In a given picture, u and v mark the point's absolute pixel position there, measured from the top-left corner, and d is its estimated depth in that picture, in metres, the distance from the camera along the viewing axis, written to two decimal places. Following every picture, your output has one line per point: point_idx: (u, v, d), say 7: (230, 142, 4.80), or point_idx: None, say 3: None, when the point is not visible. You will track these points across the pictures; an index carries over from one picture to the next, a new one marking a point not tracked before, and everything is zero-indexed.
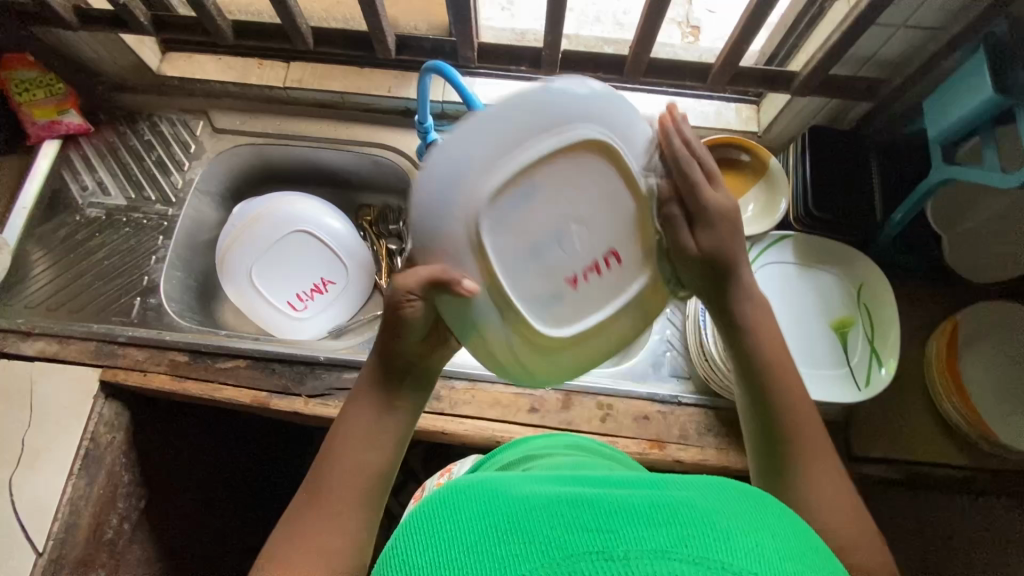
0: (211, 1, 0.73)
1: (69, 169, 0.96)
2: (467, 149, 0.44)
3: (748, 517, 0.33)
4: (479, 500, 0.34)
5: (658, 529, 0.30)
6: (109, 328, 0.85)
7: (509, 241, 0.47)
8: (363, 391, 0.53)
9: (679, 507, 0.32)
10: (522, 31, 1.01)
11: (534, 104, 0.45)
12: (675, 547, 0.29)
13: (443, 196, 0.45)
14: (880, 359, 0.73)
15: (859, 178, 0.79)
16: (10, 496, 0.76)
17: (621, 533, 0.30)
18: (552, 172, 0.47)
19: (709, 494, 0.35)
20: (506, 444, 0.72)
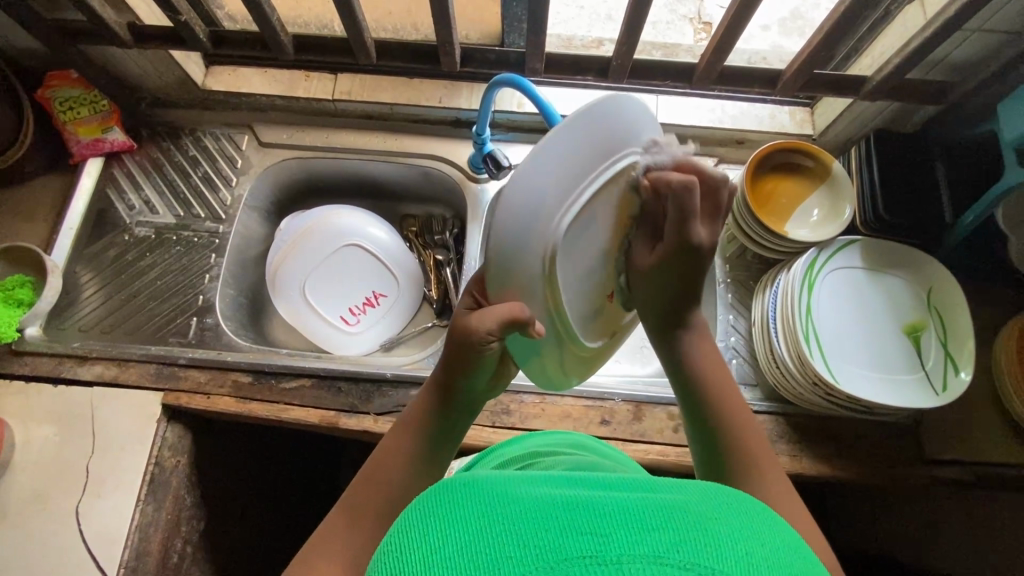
0: (275, 16, 0.71)
1: (114, 188, 0.94)
2: (548, 178, 0.40)
3: (747, 522, 0.31)
4: (466, 494, 0.32)
5: (651, 534, 0.28)
6: (168, 350, 0.84)
7: (569, 267, 0.47)
8: (421, 417, 0.55)
9: (676, 508, 0.31)
10: (568, 36, 1.00)
11: (601, 126, 0.41)
12: (669, 552, 0.28)
13: (524, 225, 0.41)
14: (956, 364, 0.73)
15: (925, 180, 0.79)
16: (81, 525, 0.75)
17: (612, 538, 0.28)
18: (607, 197, 0.46)
19: (707, 494, 0.33)
20: (500, 443, 0.72)
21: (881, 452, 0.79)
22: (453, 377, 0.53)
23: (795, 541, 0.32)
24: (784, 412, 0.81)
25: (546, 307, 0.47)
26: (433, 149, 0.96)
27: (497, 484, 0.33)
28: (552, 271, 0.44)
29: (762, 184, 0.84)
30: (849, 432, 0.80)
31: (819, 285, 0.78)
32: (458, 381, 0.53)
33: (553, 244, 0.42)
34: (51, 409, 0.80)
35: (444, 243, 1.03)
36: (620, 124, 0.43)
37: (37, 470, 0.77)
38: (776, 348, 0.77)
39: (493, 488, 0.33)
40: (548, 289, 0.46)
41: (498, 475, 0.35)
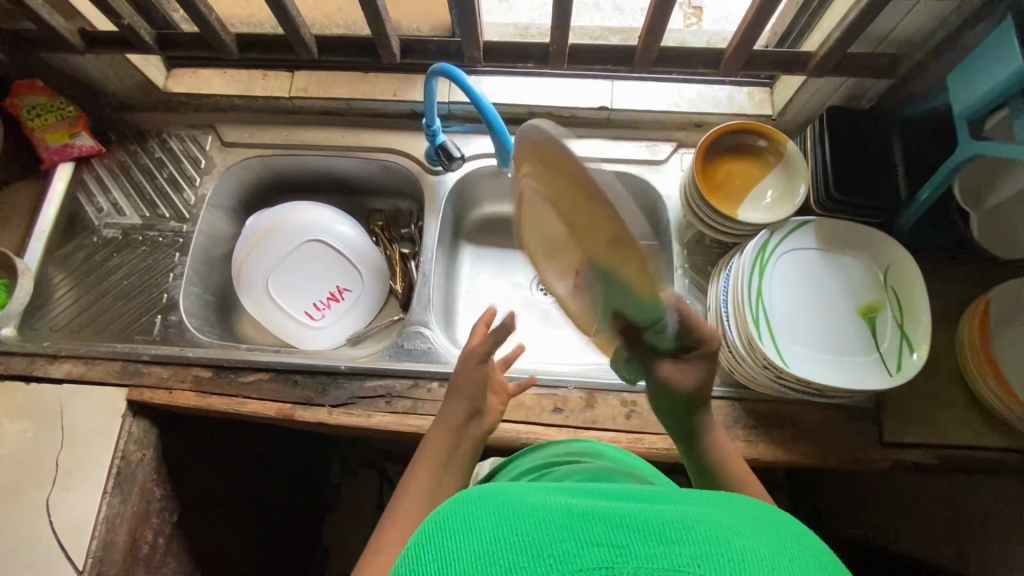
0: (213, 15, 0.72)
1: (83, 192, 0.97)
2: None
3: (773, 531, 0.31)
4: (489, 503, 0.33)
5: (672, 547, 0.29)
6: (132, 347, 0.86)
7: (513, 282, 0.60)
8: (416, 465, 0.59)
9: (697, 520, 0.31)
10: (524, 25, 0.99)
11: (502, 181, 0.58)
12: (688, 565, 0.29)
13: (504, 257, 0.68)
14: (911, 344, 0.71)
15: (882, 157, 0.77)
16: (49, 517, 0.78)
17: (633, 550, 0.29)
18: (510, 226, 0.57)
19: (733, 507, 0.34)
20: (513, 453, 0.74)
21: (840, 436, 0.77)
22: (449, 411, 0.64)
23: (827, 552, 0.32)
24: (742, 397, 0.79)
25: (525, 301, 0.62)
26: (391, 143, 0.96)
27: (519, 496, 0.34)
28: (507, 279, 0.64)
29: (716, 168, 0.82)
30: (807, 416, 0.78)
31: (771, 268, 0.76)
32: (453, 415, 0.63)
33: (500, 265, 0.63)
34: (22, 406, 0.83)
35: (410, 237, 1.04)
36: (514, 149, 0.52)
37: (8, 465, 0.80)
38: (728, 332, 0.76)
39: (516, 498, 0.34)
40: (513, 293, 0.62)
41: (522, 488, 0.36)
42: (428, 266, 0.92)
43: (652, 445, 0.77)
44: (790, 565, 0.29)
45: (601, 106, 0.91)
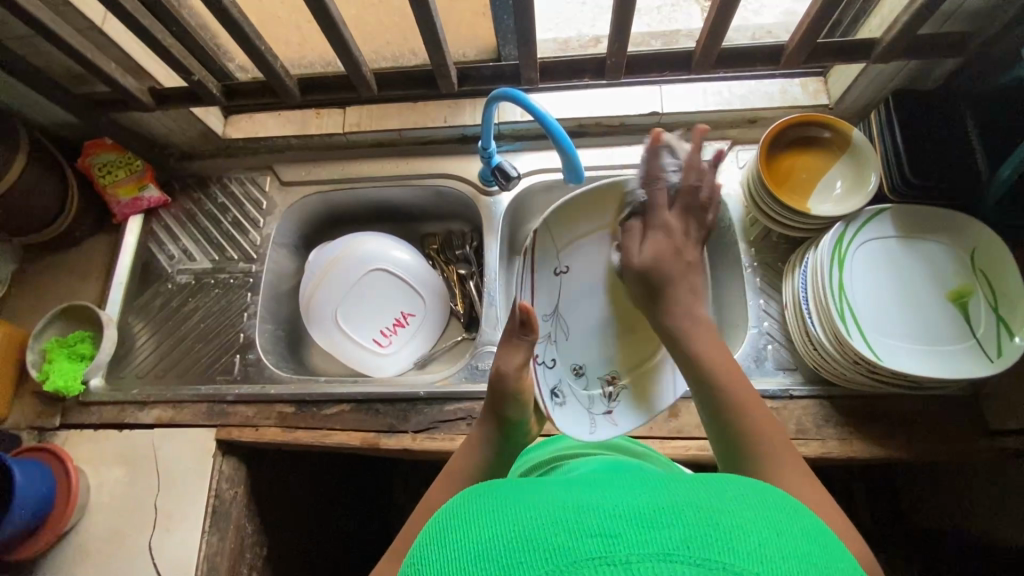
0: (278, 64, 0.75)
1: (154, 241, 1.00)
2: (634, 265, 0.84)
3: (759, 512, 0.31)
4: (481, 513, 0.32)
5: (659, 530, 0.28)
6: (216, 389, 0.89)
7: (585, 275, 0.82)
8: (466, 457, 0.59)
9: (683, 502, 0.30)
10: (564, 39, 1.00)
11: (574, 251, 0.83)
12: (677, 548, 0.28)
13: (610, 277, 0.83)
14: (1010, 328, 0.68)
15: (954, 138, 0.75)
16: (154, 559, 0.80)
17: (622, 537, 0.28)
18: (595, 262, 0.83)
19: (719, 487, 0.33)
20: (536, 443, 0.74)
21: (937, 427, 0.75)
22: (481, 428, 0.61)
23: (808, 526, 0.32)
24: (830, 395, 0.78)
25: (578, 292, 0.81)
26: (444, 168, 0.98)
27: (512, 500, 0.33)
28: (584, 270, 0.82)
29: (780, 162, 0.81)
30: (902, 409, 0.76)
31: (850, 259, 0.75)
32: (490, 437, 0.60)
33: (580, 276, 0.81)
34: (118, 453, 0.86)
35: (466, 257, 1.05)
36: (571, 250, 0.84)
37: (111, 510, 0.83)
38: (813, 329, 0.74)
39: (505, 503, 0.33)
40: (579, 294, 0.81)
41: (510, 489, 0.35)
42: (554, 268, 0.82)
43: None
44: (774, 545, 0.29)
45: (652, 112, 0.91)
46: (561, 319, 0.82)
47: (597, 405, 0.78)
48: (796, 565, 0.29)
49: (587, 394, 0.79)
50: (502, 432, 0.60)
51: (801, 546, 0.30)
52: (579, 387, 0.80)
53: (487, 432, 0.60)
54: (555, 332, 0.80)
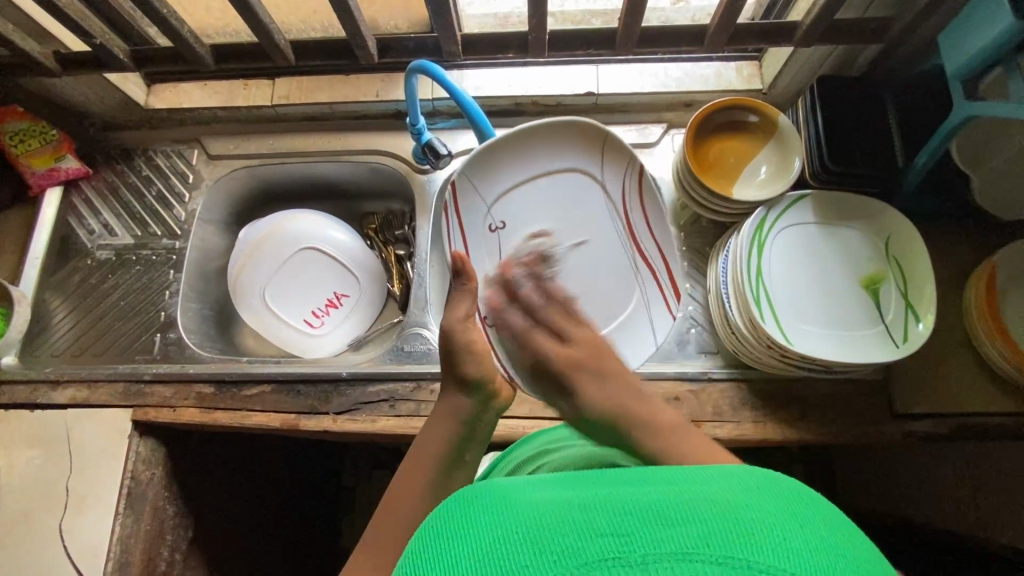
0: (184, 29, 0.71)
1: (74, 215, 0.96)
2: (558, 195, 0.82)
3: (774, 503, 0.30)
4: (491, 519, 0.30)
5: (676, 529, 0.27)
6: (134, 368, 0.86)
7: (525, 217, 0.82)
8: (435, 429, 0.56)
9: (704, 498, 0.29)
10: (504, 14, 0.97)
11: (525, 202, 0.82)
12: (696, 547, 0.26)
13: (551, 201, 0.82)
14: (917, 313, 0.70)
15: (877, 124, 0.75)
16: (63, 541, 0.78)
17: (639, 537, 0.27)
18: (536, 193, 0.82)
19: (732, 477, 0.32)
20: (519, 440, 0.71)
21: (849, 411, 0.77)
22: (456, 401, 0.58)
23: (828, 514, 0.31)
24: (746, 378, 0.78)
25: (530, 232, 0.82)
26: (378, 145, 0.95)
27: (528, 501, 0.32)
28: (509, 193, 0.81)
29: (707, 146, 0.81)
30: (815, 392, 0.77)
31: (770, 245, 0.75)
32: (465, 408, 0.58)
33: (511, 212, 0.82)
34: (28, 434, 0.83)
35: (405, 237, 1.03)
36: (516, 202, 0.82)
37: (19, 493, 0.80)
38: (731, 314, 0.74)
39: (512, 507, 0.31)
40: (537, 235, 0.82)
41: (521, 489, 0.34)
42: (487, 225, 0.81)
43: None
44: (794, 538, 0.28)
45: (587, 92, 0.89)
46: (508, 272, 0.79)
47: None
48: (817, 557, 0.28)
49: None
50: (477, 405, 0.59)
51: (820, 537, 0.29)
52: None
53: (464, 403, 0.58)
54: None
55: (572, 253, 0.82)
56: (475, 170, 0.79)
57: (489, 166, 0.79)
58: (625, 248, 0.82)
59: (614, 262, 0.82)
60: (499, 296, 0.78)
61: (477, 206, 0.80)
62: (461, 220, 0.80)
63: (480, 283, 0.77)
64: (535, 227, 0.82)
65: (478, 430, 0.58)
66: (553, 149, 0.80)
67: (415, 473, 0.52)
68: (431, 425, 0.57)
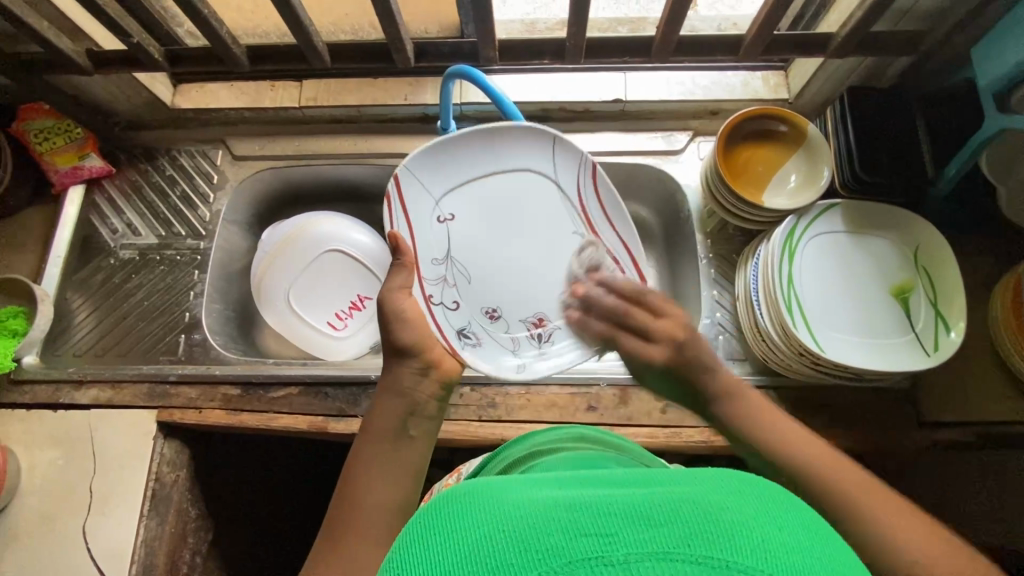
0: (223, 30, 0.71)
1: (96, 213, 0.96)
2: (516, 190, 0.77)
3: (764, 509, 0.27)
4: (464, 514, 0.27)
5: (660, 528, 0.24)
6: (158, 369, 0.86)
7: (475, 212, 0.77)
8: (381, 406, 0.57)
9: (690, 498, 0.26)
10: (532, 21, 0.98)
11: (477, 195, 0.76)
12: (678, 546, 0.23)
13: (508, 194, 0.77)
14: (947, 322, 0.71)
15: (906, 134, 0.76)
16: (86, 544, 0.77)
17: (621, 534, 0.24)
18: (490, 186, 0.77)
19: (718, 483, 0.29)
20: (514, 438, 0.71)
21: (877, 418, 0.77)
22: (396, 372, 0.59)
23: (813, 522, 0.27)
24: (775, 385, 0.79)
25: (481, 225, 0.77)
26: (405, 149, 0.95)
27: (507, 496, 0.29)
28: (461, 185, 0.76)
29: (735, 154, 0.82)
30: (843, 400, 0.78)
31: (800, 253, 0.76)
32: (402, 377, 0.59)
33: (463, 203, 0.76)
34: (51, 434, 0.82)
35: None
36: (467, 194, 0.76)
37: (41, 494, 0.79)
38: (761, 322, 0.75)
39: (487, 501, 0.28)
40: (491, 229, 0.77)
41: (501, 484, 0.31)
42: (435, 217, 0.75)
43: (689, 438, 0.77)
44: (778, 540, 0.25)
45: (615, 99, 0.90)
46: (460, 263, 0.76)
47: (524, 346, 0.77)
48: (811, 566, 0.24)
49: (509, 337, 0.77)
50: (416, 376, 0.60)
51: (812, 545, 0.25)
52: (498, 330, 0.77)
53: (403, 371, 0.59)
54: (453, 276, 0.76)
55: (529, 248, 0.78)
56: (423, 162, 0.72)
57: (440, 155, 0.73)
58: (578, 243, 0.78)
59: (567, 258, 0.78)
60: (451, 288, 0.75)
61: (426, 196, 0.74)
62: (405, 207, 0.73)
63: (428, 274, 0.74)
64: (485, 220, 0.77)
65: (420, 403, 0.58)
66: (511, 139, 0.75)
67: (364, 457, 0.53)
68: (377, 404, 0.57)
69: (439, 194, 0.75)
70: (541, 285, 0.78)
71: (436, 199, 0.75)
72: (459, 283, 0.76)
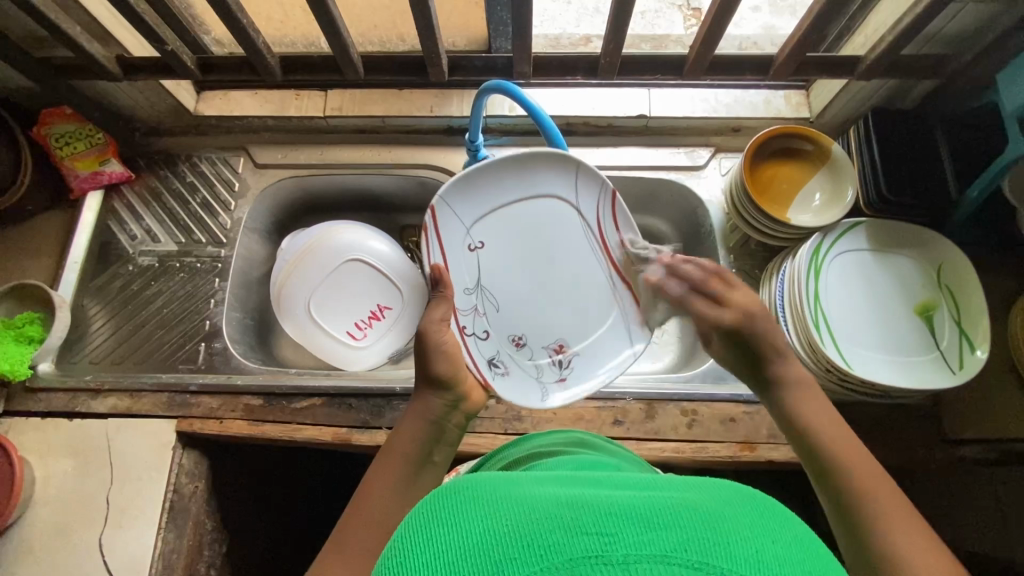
0: (259, 39, 0.72)
1: (115, 219, 0.95)
2: (544, 217, 0.75)
3: (762, 520, 0.27)
4: (470, 501, 0.28)
5: (657, 532, 0.24)
6: (178, 378, 0.85)
7: (504, 239, 0.75)
8: (408, 426, 0.56)
9: (691, 505, 0.26)
10: (555, 36, 0.99)
11: (506, 222, 0.75)
12: (672, 550, 0.23)
13: (537, 222, 0.75)
14: (972, 341, 0.72)
15: (929, 155, 0.78)
16: (104, 556, 0.75)
17: (621, 535, 0.24)
18: (520, 212, 0.75)
19: (722, 492, 0.28)
20: (505, 443, 0.70)
21: (900, 435, 0.78)
22: (426, 401, 0.58)
23: (810, 540, 0.27)
24: None
25: (509, 253, 0.76)
26: (430, 160, 0.95)
27: (513, 488, 0.29)
28: (491, 212, 0.74)
29: (761, 173, 0.83)
30: (868, 416, 0.79)
31: (825, 270, 0.77)
32: (433, 407, 0.58)
33: (492, 231, 0.75)
34: (68, 444, 0.80)
35: None
36: (497, 220, 0.74)
37: (58, 505, 0.78)
38: (787, 338, 0.76)
39: (492, 491, 0.28)
40: (518, 257, 0.76)
41: (509, 477, 0.31)
42: (465, 245, 0.74)
43: (716, 453, 0.77)
44: (772, 552, 0.25)
45: (640, 115, 0.91)
46: (489, 291, 0.75)
47: (547, 372, 0.77)
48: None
49: (533, 364, 0.77)
50: (445, 409, 0.59)
51: (804, 556, 0.25)
52: (524, 357, 0.77)
53: (435, 403, 0.58)
54: (483, 305, 0.75)
55: (555, 277, 0.77)
56: (455, 191, 0.71)
57: (472, 183, 0.72)
58: (601, 274, 0.77)
59: (590, 285, 0.77)
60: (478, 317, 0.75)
61: (457, 224, 0.73)
62: (438, 238, 0.72)
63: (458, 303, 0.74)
64: (512, 248, 0.76)
65: (446, 432, 0.58)
66: (544, 166, 0.73)
67: (386, 473, 0.52)
68: (404, 423, 0.56)
69: (469, 221, 0.73)
70: (566, 315, 0.77)
71: (467, 226, 0.73)
72: (486, 311, 0.75)
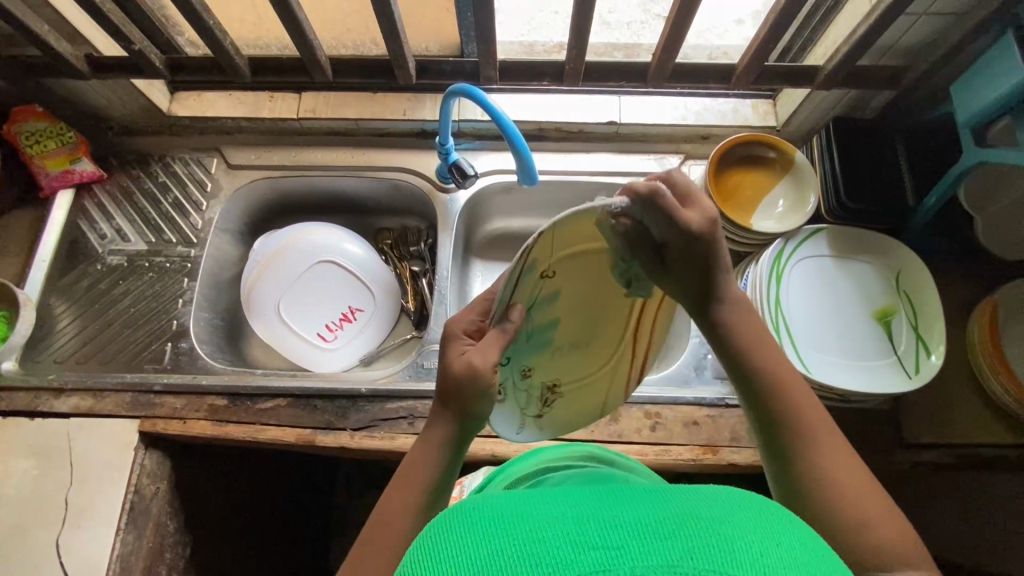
0: (228, 42, 0.72)
1: (84, 218, 0.94)
2: None
3: (755, 523, 0.30)
4: (481, 520, 0.29)
5: (665, 541, 0.27)
6: (143, 377, 0.84)
7: None
8: (423, 454, 0.46)
9: (692, 513, 0.29)
10: (529, 43, 1.00)
11: None
12: (681, 560, 0.26)
13: None
14: (927, 346, 0.73)
15: (887, 164, 0.79)
16: (60, 558, 0.74)
17: (629, 548, 0.27)
18: None
19: (721, 499, 0.31)
20: (520, 455, 0.70)
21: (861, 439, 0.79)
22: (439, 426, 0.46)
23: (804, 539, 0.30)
24: None
25: None
26: (403, 164, 0.96)
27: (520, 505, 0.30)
28: None
29: (726, 178, 0.84)
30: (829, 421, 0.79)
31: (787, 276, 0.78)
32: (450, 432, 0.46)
33: None
34: (26, 444, 0.79)
35: (421, 254, 1.03)
36: None
37: (15, 506, 0.76)
38: None
39: (502, 510, 0.30)
40: None
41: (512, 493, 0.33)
42: None
43: (678, 456, 0.77)
44: (772, 553, 0.28)
45: (610, 121, 0.92)
46: None
47: None
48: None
49: None
50: (465, 430, 0.46)
51: (799, 554, 0.28)
52: None
53: (453, 428, 0.46)
54: None
55: None
56: None
57: None
58: None
59: None
60: None
61: None
62: None
63: None
64: None
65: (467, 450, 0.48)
66: None
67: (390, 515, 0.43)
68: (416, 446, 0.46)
69: None
70: None
71: None
72: None
